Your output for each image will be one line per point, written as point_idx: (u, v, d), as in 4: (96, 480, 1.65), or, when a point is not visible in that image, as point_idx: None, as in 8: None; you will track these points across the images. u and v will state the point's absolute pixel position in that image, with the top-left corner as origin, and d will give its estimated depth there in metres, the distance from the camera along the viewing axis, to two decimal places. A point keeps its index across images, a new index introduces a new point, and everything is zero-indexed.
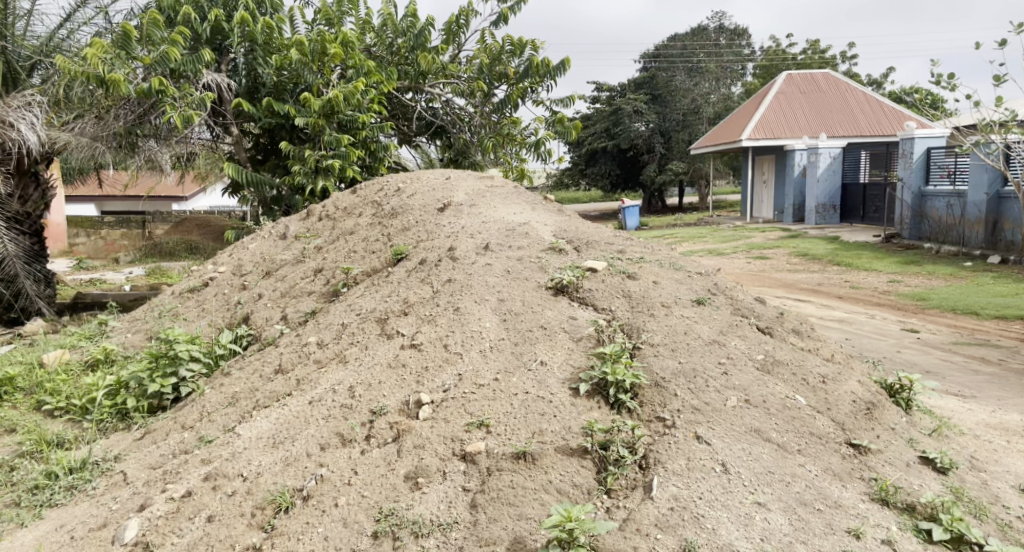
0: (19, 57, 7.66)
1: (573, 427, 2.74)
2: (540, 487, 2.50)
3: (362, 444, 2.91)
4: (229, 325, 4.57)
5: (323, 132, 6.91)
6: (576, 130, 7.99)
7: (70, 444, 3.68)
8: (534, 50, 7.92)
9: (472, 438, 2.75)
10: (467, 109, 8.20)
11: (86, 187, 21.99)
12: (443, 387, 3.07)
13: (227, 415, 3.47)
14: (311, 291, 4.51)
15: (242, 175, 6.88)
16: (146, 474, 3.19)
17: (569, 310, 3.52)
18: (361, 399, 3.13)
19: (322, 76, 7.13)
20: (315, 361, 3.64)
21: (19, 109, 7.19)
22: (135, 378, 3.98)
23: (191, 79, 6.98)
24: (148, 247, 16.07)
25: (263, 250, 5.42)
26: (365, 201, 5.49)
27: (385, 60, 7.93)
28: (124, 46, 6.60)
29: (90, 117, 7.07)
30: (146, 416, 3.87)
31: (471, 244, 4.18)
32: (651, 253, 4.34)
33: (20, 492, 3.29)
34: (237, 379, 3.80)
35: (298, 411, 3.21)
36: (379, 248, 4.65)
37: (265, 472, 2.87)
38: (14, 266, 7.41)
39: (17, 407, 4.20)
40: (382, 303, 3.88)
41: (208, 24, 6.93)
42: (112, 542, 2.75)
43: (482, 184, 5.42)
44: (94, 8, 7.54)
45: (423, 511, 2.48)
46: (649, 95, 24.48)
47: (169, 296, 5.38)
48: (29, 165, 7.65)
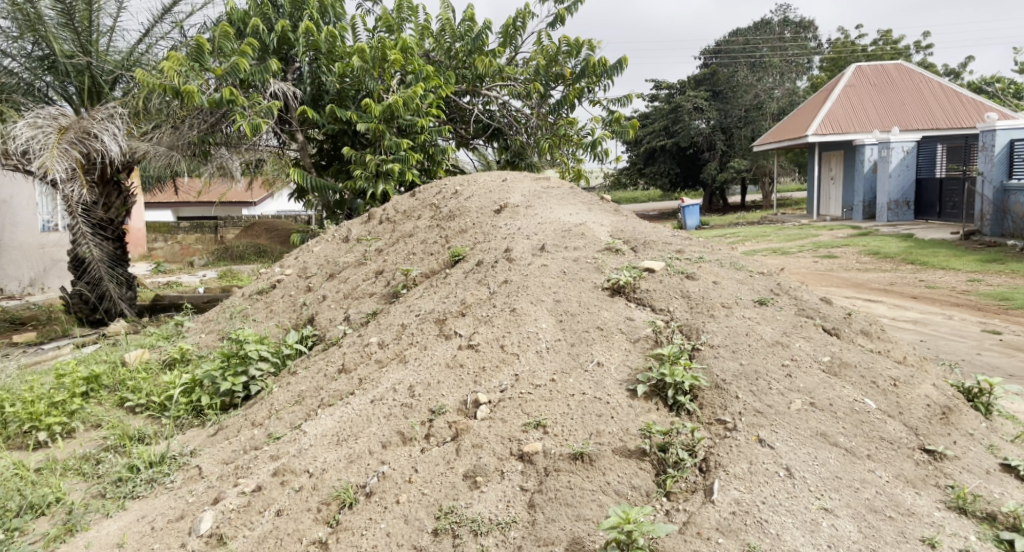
0: (102, 72, 7.52)
1: (631, 429, 2.73)
2: (597, 489, 2.51)
3: (422, 442, 2.97)
4: (295, 326, 4.73)
5: (383, 137, 7.08)
6: (633, 130, 7.88)
7: (150, 438, 3.85)
8: (591, 50, 7.86)
9: (529, 438, 2.78)
10: (524, 111, 8.23)
11: (164, 194, 23.22)
12: (500, 387, 3.10)
13: (294, 412, 3.60)
14: (372, 293, 4.62)
15: (307, 180, 7.17)
16: (219, 469, 3.34)
17: (626, 311, 3.49)
18: (420, 398, 3.19)
19: (383, 83, 7.27)
20: (376, 361, 3.73)
21: (102, 120, 7.11)
22: (208, 376, 4.17)
23: (260, 88, 7.20)
24: (221, 250, 16.83)
25: (326, 253, 5.59)
26: (424, 204, 5.58)
27: (443, 65, 8.01)
28: (198, 59, 6.87)
29: (167, 127, 7.45)
30: (219, 413, 4.05)
31: (527, 245, 4.21)
32: (711, 252, 4.25)
33: (105, 483, 3.45)
34: (303, 378, 3.93)
35: (361, 409, 3.30)
36: (437, 250, 4.74)
37: (330, 468, 2.96)
38: (99, 269, 7.75)
39: (101, 403, 4.34)
40: (440, 304, 3.95)
41: (275, 34, 7.18)
42: (189, 533, 2.89)
43: (538, 185, 5.45)
44: (171, 22, 7.79)
45: (482, 509, 2.53)
46: (710, 92, 23.99)
47: (239, 297, 5.59)
48: (112, 174, 7.98)
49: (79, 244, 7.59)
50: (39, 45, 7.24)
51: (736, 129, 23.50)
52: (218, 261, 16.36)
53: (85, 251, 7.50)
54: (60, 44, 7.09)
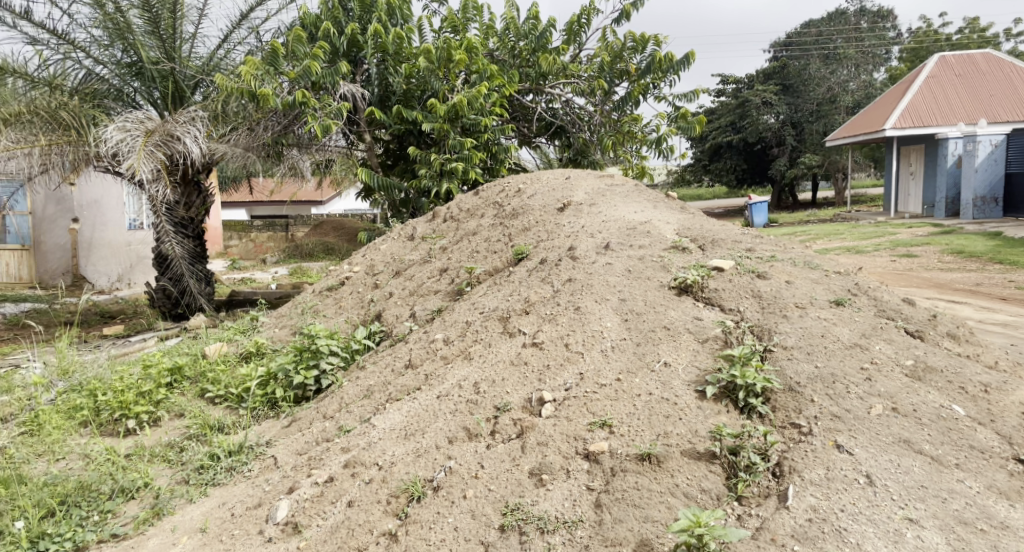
0: (185, 77, 7.84)
1: (701, 431, 2.68)
2: (666, 490, 2.48)
3: (488, 439, 3.00)
4: (363, 322, 4.85)
5: (448, 136, 7.18)
6: (700, 126, 7.73)
7: (229, 428, 4.01)
8: (657, 45, 7.73)
9: (595, 438, 2.77)
10: (587, 108, 8.19)
11: (239, 194, 24.17)
12: (565, 386, 3.10)
13: (363, 406, 3.70)
14: (437, 290, 4.70)
15: (374, 180, 7.34)
16: (293, 459, 3.46)
17: (694, 310, 3.43)
18: (485, 395, 3.22)
19: (448, 82, 7.36)
20: (442, 357, 3.79)
21: (185, 123, 7.28)
22: (282, 369, 4.33)
23: (330, 90, 7.40)
24: (291, 247, 17.39)
25: (392, 251, 5.70)
26: (487, 202, 5.62)
27: (507, 64, 8.05)
28: (273, 62, 7.10)
29: (243, 129, 7.75)
30: (293, 405, 4.20)
31: (592, 244, 4.19)
32: (783, 251, 4.12)
33: (188, 470, 3.62)
34: (371, 373, 4.02)
35: (428, 404, 3.35)
36: (501, 247, 4.77)
37: (399, 462, 3.03)
38: (181, 266, 8.12)
39: (184, 394, 4.55)
40: (504, 302, 3.97)
41: (344, 37, 7.35)
42: (267, 520, 3.02)
43: (602, 183, 5.42)
44: (248, 28, 8.09)
45: (549, 507, 2.54)
46: (780, 85, 23.28)
47: (310, 293, 5.76)
48: (193, 175, 8.34)
49: (163, 242, 7.97)
50: (128, 53, 7.54)
51: (806, 123, 22.75)
52: (289, 258, 16.92)
53: (169, 249, 7.88)
54: (147, 51, 7.44)
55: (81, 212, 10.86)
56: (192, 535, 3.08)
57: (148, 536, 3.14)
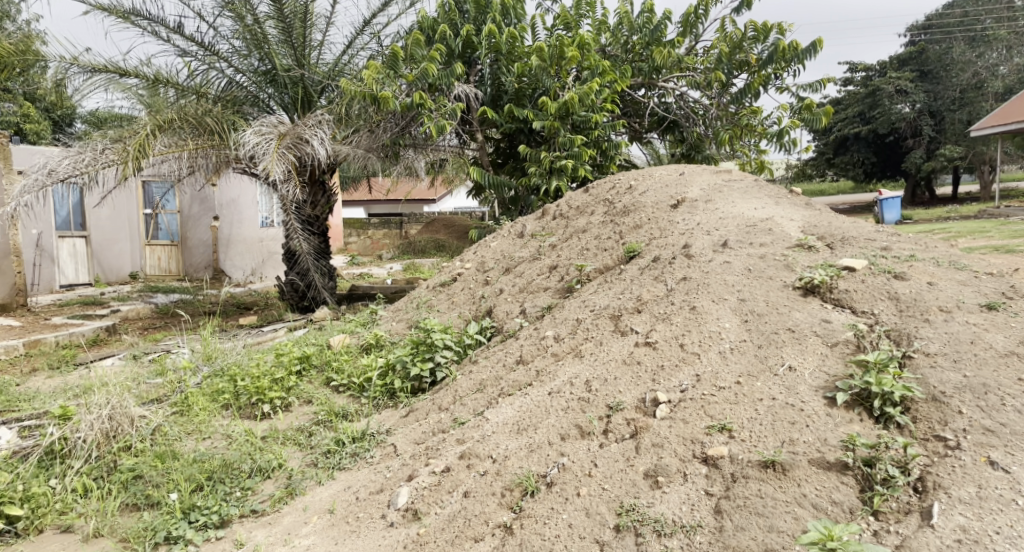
0: (313, 83, 8.30)
1: (830, 440, 2.54)
2: (792, 500, 2.38)
3: (601, 437, 2.98)
4: (475, 317, 4.94)
5: (558, 133, 7.20)
6: (826, 117, 7.29)
7: (352, 416, 4.22)
8: (781, 33, 7.37)
9: (713, 442, 2.69)
10: (702, 102, 7.94)
11: (358, 193, 25.30)
12: (681, 387, 3.03)
13: (477, 399, 3.77)
14: (547, 287, 4.72)
15: (485, 178, 7.49)
16: (412, 448, 3.59)
17: (821, 312, 3.25)
18: (597, 393, 3.19)
19: (559, 80, 7.36)
20: (553, 354, 3.80)
21: (313, 126, 7.67)
22: (400, 361, 4.50)
23: (445, 92, 7.61)
24: (405, 244, 18.02)
25: (503, 248, 5.77)
26: (597, 199, 5.57)
27: (619, 59, 7.96)
28: (392, 66, 7.38)
29: (364, 131, 8.11)
30: (410, 396, 4.36)
31: (708, 241, 4.06)
32: (923, 250, 3.82)
33: (317, 453, 3.83)
34: (484, 367, 4.10)
35: (539, 401, 3.36)
36: (611, 245, 4.72)
37: (512, 455, 3.06)
38: (307, 261, 8.62)
39: (311, 381, 4.83)
40: (616, 300, 3.92)
41: (460, 39, 7.51)
42: (388, 506, 3.15)
43: (719, 178, 5.25)
44: (370, 34, 8.44)
45: (666, 510, 2.51)
46: (917, 71, 21.48)
47: (424, 288, 5.95)
48: (319, 175, 8.80)
49: (292, 239, 8.48)
50: (264, 61, 8.05)
51: (947, 112, 20.93)
52: (403, 254, 17.53)
53: (297, 245, 8.39)
54: (280, 59, 7.95)
55: (221, 211, 11.83)
56: (321, 515, 3.26)
57: (283, 513, 3.36)
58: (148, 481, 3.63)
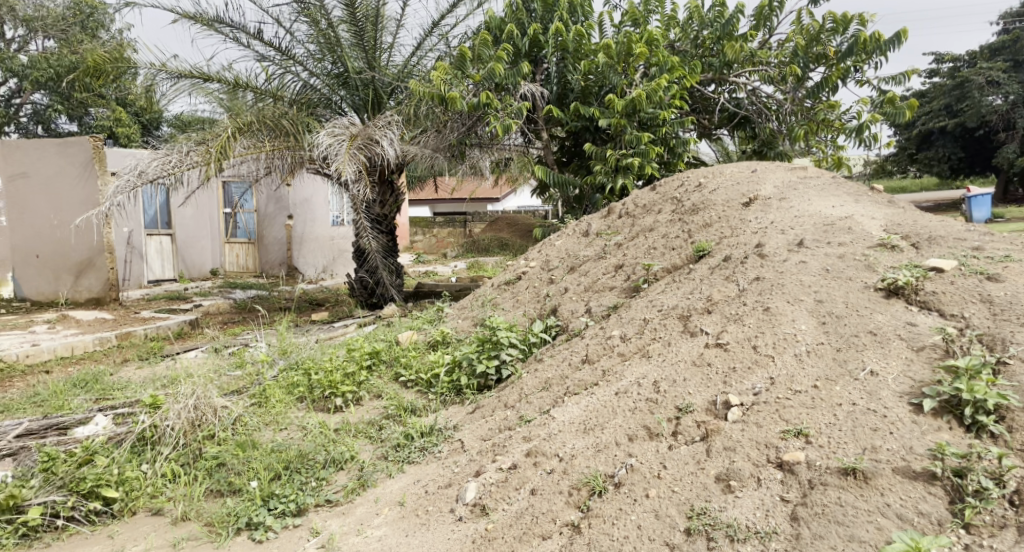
0: (383, 84, 8.48)
1: (916, 448, 2.43)
2: (875, 509, 2.29)
3: (669, 439, 2.93)
4: (540, 315, 4.95)
5: (625, 131, 7.12)
6: (910, 110, 6.94)
7: (420, 411, 4.30)
8: (862, 24, 7.08)
9: (789, 447, 2.61)
10: (776, 97, 7.70)
11: (424, 192, 25.69)
12: (754, 390, 2.95)
13: (542, 397, 3.78)
14: (613, 286, 4.68)
15: (550, 177, 7.49)
16: (479, 444, 3.63)
17: (905, 315, 3.10)
18: (666, 394, 3.14)
19: (627, 77, 7.28)
20: (619, 354, 3.76)
21: (382, 127, 7.83)
22: (466, 358, 4.55)
23: (511, 91, 7.65)
24: (469, 243, 18.19)
25: (568, 247, 5.75)
26: (665, 197, 5.48)
27: (689, 55, 7.82)
28: (460, 67, 7.46)
29: (431, 131, 8.24)
30: (476, 393, 4.40)
31: (782, 240, 3.94)
32: (1019, 250, 3.60)
33: (387, 447, 3.92)
34: (549, 365, 4.10)
35: (606, 400, 3.33)
36: (680, 244, 4.64)
37: (579, 455, 3.05)
38: (376, 259, 8.82)
39: (380, 376, 4.94)
40: (685, 300, 3.86)
41: (527, 38, 7.52)
42: (456, 500, 3.18)
43: (793, 175, 5.08)
44: (438, 35, 8.56)
45: (739, 515, 2.46)
46: (1010, 61, 20.19)
47: (489, 287, 5.99)
48: (387, 174, 8.98)
49: (361, 237, 8.70)
50: (337, 64, 8.28)
51: None
52: (467, 253, 17.71)
53: (366, 243, 8.59)
54: (352, 62, 8.16)
55: (295, 210, 12.14)
56: (392, 507, 3.34)
57: (356, 504, 3.46)
58: (230, 469, 3.80)
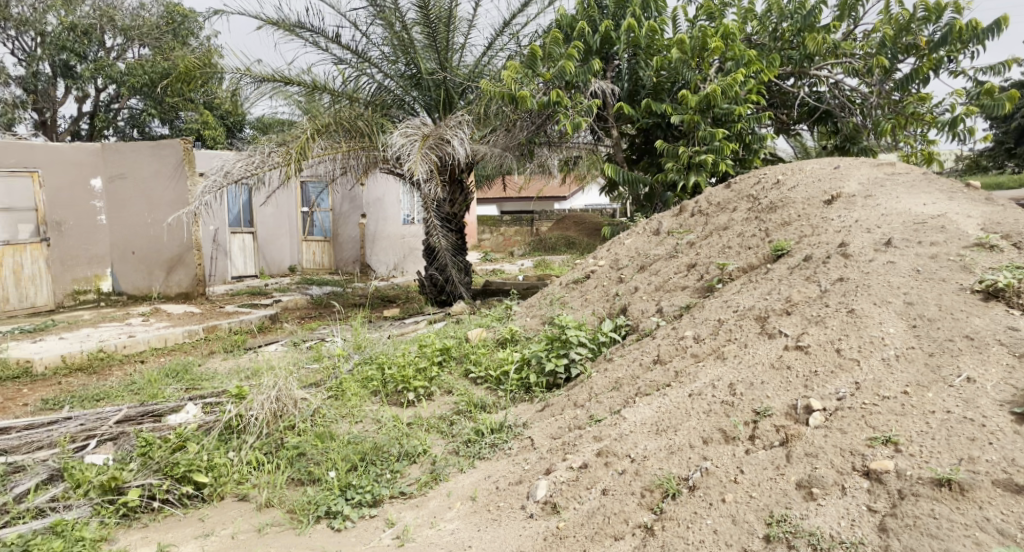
0: (454, 85, 8.59)
1: (1019, 460, 2.30)
2: (972, 523, 2.18)
3: (746, 443, 2.86)
4: (610, 314, 4.91)
5: (698, 127, 6.98)
6: (1011, 102, 6.49)
7: (490, 407, 4.34)
8: (957, 12, 6.67)
9: (876, 455, 2.51)
10: (860, 90, 7.39)
11: (492, 191, 25.90)
12: (837, 395, 2.85)
13: (612, 397, 3.75)
14: (685, 286, 4.60)
15: (619, 175, 7.42)
16: (549, 442, 3.64)
17: (1005, 319, 2.92)
18: (742, 397, 3.06)
19: (701, 72, 7.13)
20: (692, 355, 3.69)
21: (454, 127, 7.93)
22: (535, 356, 4.56)
23: (582, 89, 7.61)
24: (537, 241, 18.22)
25: (638, 245, 5.69)
26: (740, 195, 5.33)
27: (767, 48, 7.58)
28: (530, 65, 7.47)
29: (501, 130, 8.28)
30: (545, 391, 4.41)
31: (868, 240, 3.78)
32: None
33: (458, 442, 3.97)
34: (619, 365, 4.06)
35: (679, 402, 3.28)
36: (756, 243, 4.51)
37: (651, 456, 3.02)
38: (445, 258, 8.95)
39: (450, 372, 5.02)
40: (762, 301, 3.75)
41: (598, 35, 7.46)
42: (528, 497, 3.21)
43: (880, 172, 4.85)
44: (509, 34, 8.60)
45: (822, 523, 2.38)
46: None
47: (557, 285, 5.98)
48: (457, 174, 9.10)
49: (431, 236, 8.85)
50: (410, 66, 8.44)
51: None
52: (535, 251, 17.74)
53: (436, 241, 8.74)
54: (425, 63, 8.30)
55: (368, 208, 12.32)
56: (464, 501, 3.39)
57: (429, 497, 3.53)
58: (310, 459, 3.94)
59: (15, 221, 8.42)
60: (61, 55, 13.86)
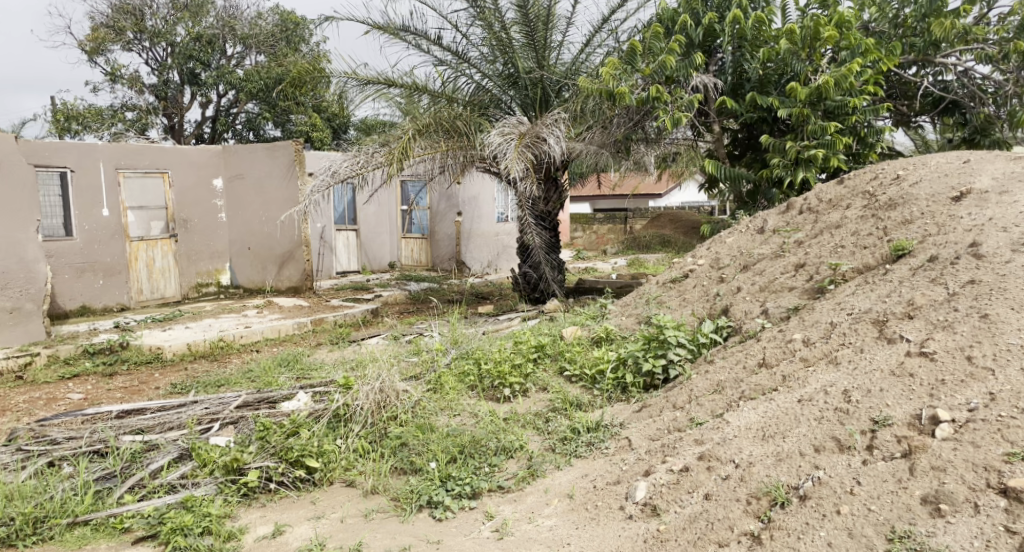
0: (552, 83, 8.60)
1: None
2: None
3: (863, 453, 2.71)
4: (710, 315, 4.78)
5: (808, 121, 6.67)
6: None
7: (586, 406, 4.33)
8: None
9: (1015, 472, 2.32)
10: (993, 78, 6.85)
11: (585, 189, 25.76)
12: (968, 406, 2.65)
13: (714, 400, 3.65)
14: (793, 287, 4.41)
15: (721, 171, 7.20)
16: (647, 443, 3.59)
17: None
18: (859, 405, 2.91)
19: (812, 63, 6.82)
20: (801, 359, 3.53)
21: (550, 125, 7.93)
22: (632, 356, 4.51)
23: (683, 83, 7.44)
24: (630, 239, 17.98)
25: (741, 244, 5.50)
26: (855, 191, 5.06)
27: (886, 36, 7.14)
28: (630, 61, 7.37)
29: (597, 127, 8.22)
30: (642, 392, 4.35)
31: (1004, 240, 3.49)
32: None
33: (554, 439, 3.99)
34: (721, 367, 3.95)
35: (788, 407, 3.15)
36: (873, 243, 4.26)
37: (757, 463, 2.91)
38: (539, 256, 8.99)
39: (545, 369, 5.03)
40: (880, 303, 3.55)
41: (701, 28, 7.29)
42: (626, 498, 3.18)
43: (1017, 166, 4.48)
44: (608, 30, 8.52)
45: (951, 542, 2.23)
46: None
47: (654, 284, 5.88)
48: (552, 172, 9.10)
49: (525, 234, 8.90)
50: (508, 65, 8.52)
51: None
52: (628, 249, 17.52)
53: (531, 239, 8.78)
54: (523, 62, 8.35)
55: (463, 207, 12.53)
56: (562, 499, 3.40)
57: (527, 492, 3.56)
58: (411, 449, 4.06)
59: (149, 218, 9.16)
60: (188, 64, 14.91)
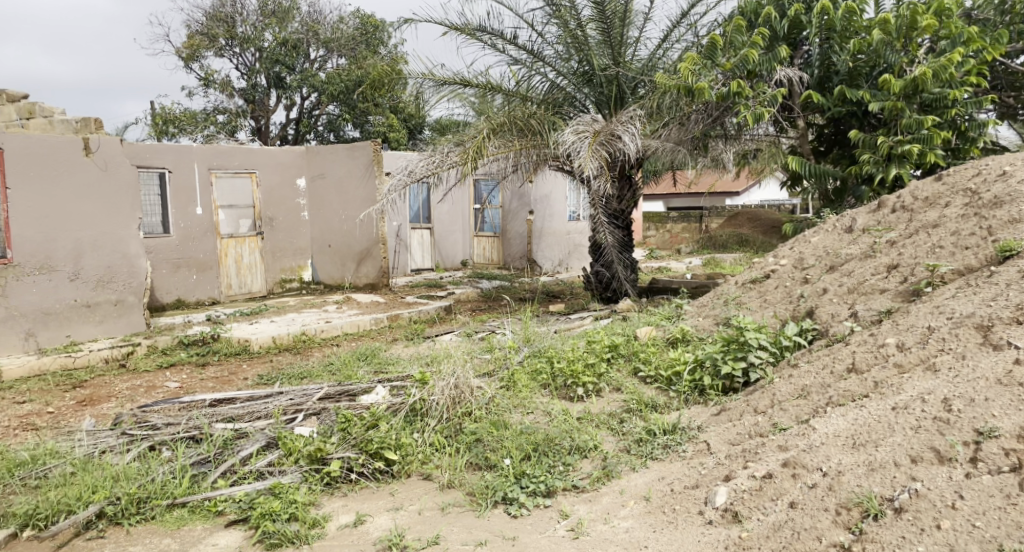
0: (627, 80, 8.51)
1: None
2: None
3: (966, 466, 2.55)
4: (793, 318, 4.61)
5: (902, 115, 6.35)
6: None
7: (662, 408, 4.26)
8: None
9: None
10: None
11: (658, 187, 25.35)
12: None
13: (799, 406, 3.51)
14: (885, 289, 4.21)
15: (805, 168, 6.94)
16: (727, 448, 3.50)
17: None
18: (961, 414, 2.74)
19: (908, 54, 6.49)
20: (895, 365, 3.36)
21: (624, 122, 7.84)
22: (710, 358, 4.40)
23: (765, 78, 7.21)
24: (705, 239, 17.57)
25: (827, 243, 5.28)
26: (955, 188, 4.78)
27: (990, 24, 6.72)
28: (710, 56, 7.19)
29: (674, 124, 8.07)
30: (721, 395, 4.24)
31: None
32: None
33: (629, 440, 3.94)
34: (806, 372, 3.80)
35: (880, 415, 3.00)
36: (975, 243, 4.02)
37: (847, 472, 2.79)
38: (612, 255, 8.90)
39: (619, 370, 4.98)
40: (984, 308, 3.33)
41: (786, 20, 7.05)
42: (706, 503, 3.11)
43: None
44: (687, 24, 8.35)
45: None
46: None
47: (732, 284, 5.71)
48: (625, 170, 8.98)
49: (598, 232, 8.83)
50: (583, 63, 8.47)
51: None
52: (703, 249, 17.13)
53: (603, 238, 8.70)
54: (599, 59, 8.29)
55: (535, 205, 12.49)
56: (638, 501, 3.35)
57: (602, 493, 3.53)
58: (486, 445, 4.10)
59: (237, 216, 9.61)
60: (274, 68, 15.53)
